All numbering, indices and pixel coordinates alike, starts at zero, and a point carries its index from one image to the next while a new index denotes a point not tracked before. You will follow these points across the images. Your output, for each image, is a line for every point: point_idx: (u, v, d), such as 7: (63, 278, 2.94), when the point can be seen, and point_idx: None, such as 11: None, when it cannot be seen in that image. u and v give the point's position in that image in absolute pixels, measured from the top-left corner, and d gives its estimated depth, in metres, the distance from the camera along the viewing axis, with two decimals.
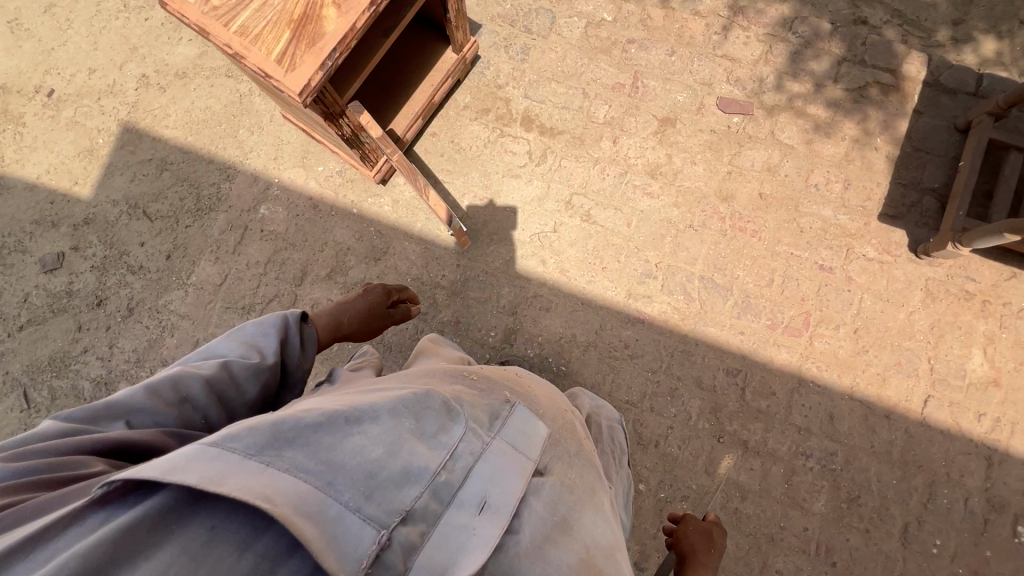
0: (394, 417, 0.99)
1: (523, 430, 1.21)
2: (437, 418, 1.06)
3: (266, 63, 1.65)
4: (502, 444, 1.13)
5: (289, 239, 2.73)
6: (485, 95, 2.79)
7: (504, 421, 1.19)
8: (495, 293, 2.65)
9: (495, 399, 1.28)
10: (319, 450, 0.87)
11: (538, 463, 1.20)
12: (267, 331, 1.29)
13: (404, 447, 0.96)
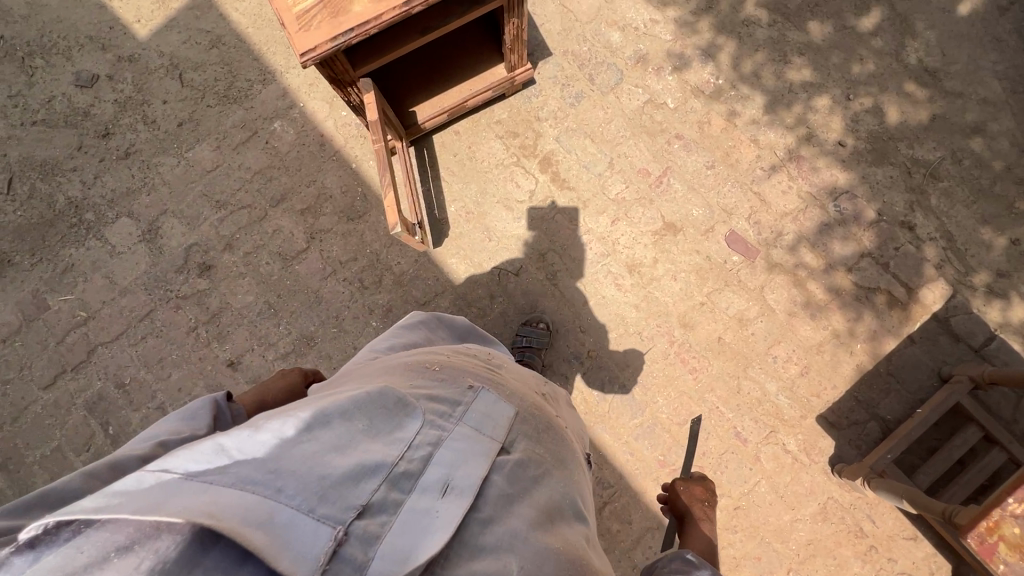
0: (342, 416, 0.98)
1: (484, 416, 1.17)
2: (389, 413, 1.04)
3: (287, 14, 1.72)
4: (466, 434, 1.11)
5: (286, 163, 2.82)
6: (521, 119, 2.78)
7: (464, 409, 1.16)
8: (434, 301, 2.68)
9: (458, 382, 1.24)
10: (261, 456, 0.86)
11: (504, 443, 1.17)
12: (197, 412, 1.19)
13: (355, 445, 0.96)
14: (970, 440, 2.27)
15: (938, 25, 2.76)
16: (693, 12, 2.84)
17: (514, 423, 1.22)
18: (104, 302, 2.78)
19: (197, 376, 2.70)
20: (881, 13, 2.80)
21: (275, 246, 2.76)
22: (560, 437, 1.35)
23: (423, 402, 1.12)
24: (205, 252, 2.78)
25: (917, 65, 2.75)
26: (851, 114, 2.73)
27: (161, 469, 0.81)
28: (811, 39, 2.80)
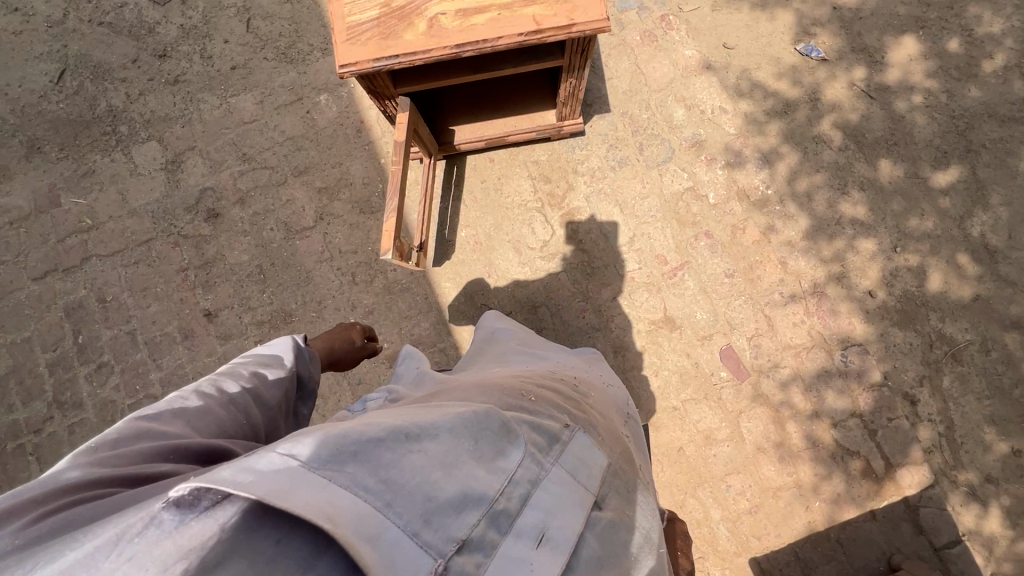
0: (459, 435, 0.93)
1: (577, 462, 1.13)
2: (495, 441, 0.99)
3: (339, 22, 1.68)
4: (562, 479, 1.06)
5: (321, 138, 2.81)
6: (557, 167, 2.71)
7: (561, 450, 1.12)
8: (416, 318, 2.66)
9: (553, 421, 1.21)
10: (383, 462, 0.81)
11: (594, 496, 1.12)
12: (282, 349, 1.29)
13: (467, 470, 0.90)
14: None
15: (1015, 204, 2.58)
16: (766, 112, 2.70)
17: (603, 475, 1.18)
18: (111, 216, 2.82)
19: (173, 316, 2.74)
20: (960, 173, 2.62)
21: (283, 215, 2.77)
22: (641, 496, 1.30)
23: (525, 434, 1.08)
24: (218, 199, 2.80)
25: (978, 238, 2.57)
26: (892, 267, 2.58)
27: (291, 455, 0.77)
28: (877, 177, 2.64)
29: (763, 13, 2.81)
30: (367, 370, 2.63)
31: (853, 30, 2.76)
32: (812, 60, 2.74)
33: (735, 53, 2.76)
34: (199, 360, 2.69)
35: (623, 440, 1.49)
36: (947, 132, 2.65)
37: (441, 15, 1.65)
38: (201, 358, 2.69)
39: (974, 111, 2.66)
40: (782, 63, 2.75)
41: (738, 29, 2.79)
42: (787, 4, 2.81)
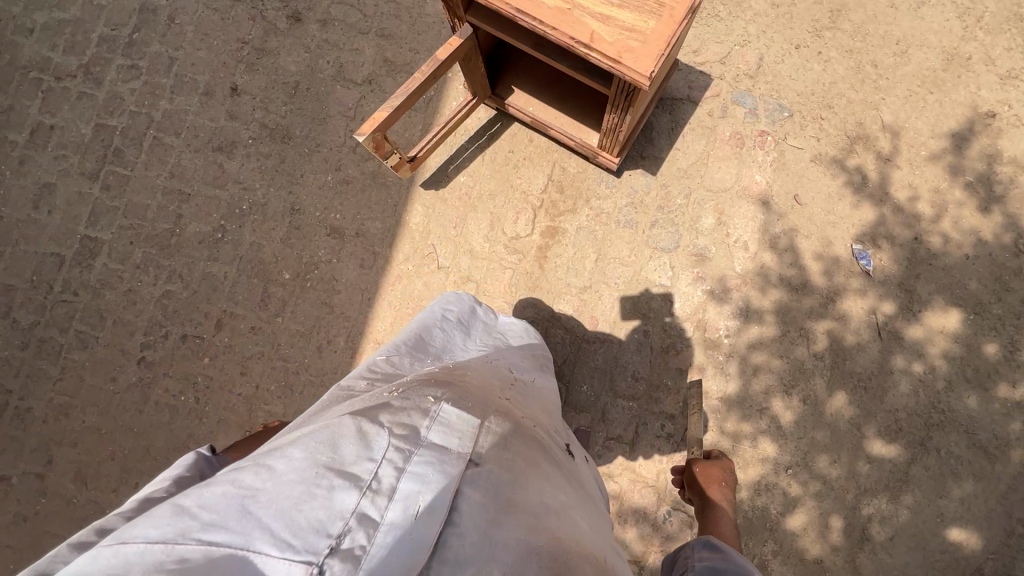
0: (309, 454, 0.90)
1: (453, 430, 1.04)
2: (349, 441, 0.93)
3: None
4: (434, 446, 0.98)
5: (419, 20, 2.90)
6: (574, 187, 2.74)
7: (431, 425, 1.02)
8: (376, 215, 2.80)
9: (419, 403, 1.10)
10: (230, 513, 0.79)
11: (474, 457, 1.05)
12: (186, 468, 1.24)
13: (330, 476, 0.86)
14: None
15: (919, 517, 2.45)
16: (778, 278, 2.63)
17: (479, 436, 1.09)
18: None
19: (209, 71, 2.97)
20: (896, 455, 2.50)
21: (345, 59, 2.91)
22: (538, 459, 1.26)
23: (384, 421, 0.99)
24: (309, 9, 2.96)
25: (863, 518, 2.47)
26: (771, 479, 2.52)
27: (118, 543, 0.76)
28: (825, 401, 2.56)
29: (853, 196, 2.68)
30: (310, 224, 2.82)
31: (915, 269, 2.61)
32: (856, 266, 2.64)
33: (797, 210, 2.67)
34: (203, 119, 2.94)
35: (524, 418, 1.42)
36: (917, 414, 2.52)
37: None
38: (204, 118, 2.94)
39: (956, 416, 2.51)
40: (828, 249, 2.65)
41: (818, 192, 2.68)
42: (879, 205, 2.66)
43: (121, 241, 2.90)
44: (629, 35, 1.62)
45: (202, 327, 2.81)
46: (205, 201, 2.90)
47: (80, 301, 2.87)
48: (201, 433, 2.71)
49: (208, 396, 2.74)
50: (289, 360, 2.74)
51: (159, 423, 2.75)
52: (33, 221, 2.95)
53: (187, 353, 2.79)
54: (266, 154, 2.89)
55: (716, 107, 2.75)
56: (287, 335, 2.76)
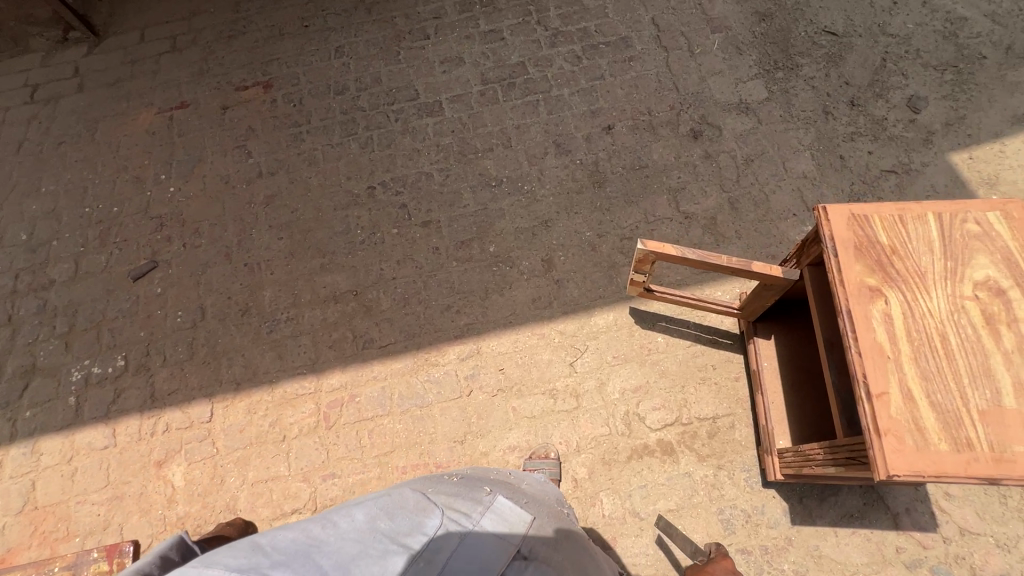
0: (369, 521, 1.32)
1: (504, 522, 1.47)
2: (407, 517, 1.35)
3: (866, 208, 1.74)
4: (488, 532, 1.39)
5: (765, 225, 3.00)
6: (722, 444, 2.53)
7: (482, 515, 1.45)
8: (582, 286, 2.93)
9: (474, 500, 1.55)
10: (301, 554, 1.22)
11: (518, 546, 1.43)
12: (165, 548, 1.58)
13: (390, 540, 1.28)
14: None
15: None
16: None
17: (524, 531, 1.49)
18: (700, 66, 3.49)
19: (611, 105, 3.42)
20: None
21: (690, 190, 3.12)
22: (580, 563, 1.61)
23: (446, 511, 1.43)
24: (710, 139, 3.25)
25: None
26: None
27: (205, 564, 1.17)
28: None
29: None
30: (542, 242, 3.07)
31: None
32: None
33: None
34: (571, 121, 3.41)
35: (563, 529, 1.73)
36: None
37: (884, 299, 1.60)
38: (573, 122, 3.40)
39: None
40: None
41: None
42: None
43: (449, 124, 3.49)
44: (911, 429, 1.45)
45: (417, 213, 3.23)
46: (513, 159, 3.33)
47: (392, 126, 3.53)
48: (339, 260, 3.13)
49: (367, 248, 3.15)
50: (427, 290, 3.00)
51: (331, 227, 3.23)
52: (431, 65, 3.71)
53: (391, 215, 3.24)
54: (575, 178, 3.23)
55: (910, 552, 2.30)
56: (445, 277, 3.03)
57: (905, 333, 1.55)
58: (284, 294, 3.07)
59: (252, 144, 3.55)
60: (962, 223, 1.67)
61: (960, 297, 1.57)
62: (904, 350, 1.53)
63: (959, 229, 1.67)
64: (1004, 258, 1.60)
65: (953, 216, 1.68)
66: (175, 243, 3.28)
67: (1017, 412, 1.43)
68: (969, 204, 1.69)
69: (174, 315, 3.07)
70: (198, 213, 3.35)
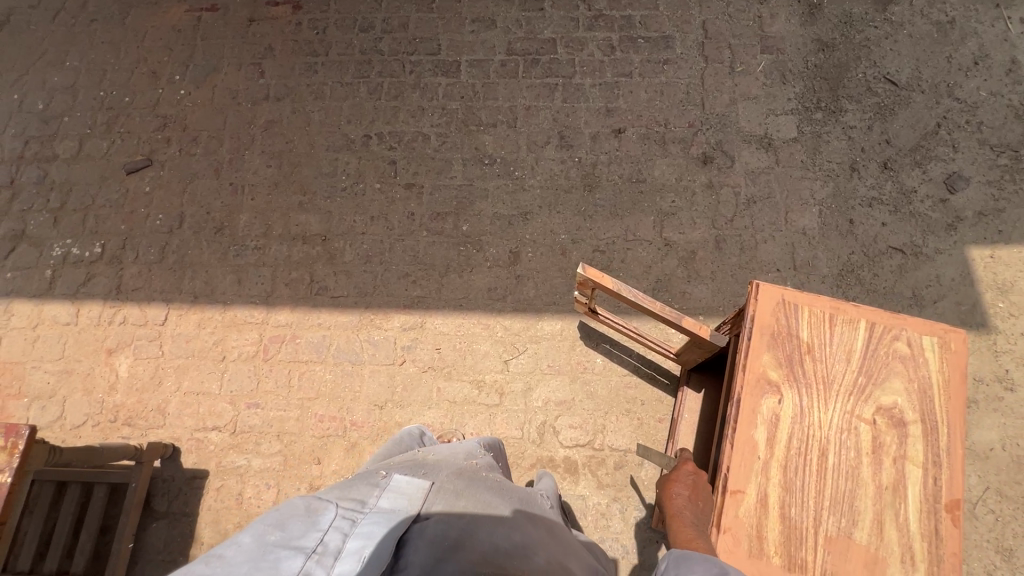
0: (256, 539, 1.04)
1: (401, 492, 1.24)
2: (297, 523, 1.09)
3: (801, 298, 1.62)
4: (382, 509, 1.17)
5: (744, 272, 2.86)
6: (624, 477, 2.53)
7: (378, 495, 1.22)
8: (539, 288, 2.89)
9: (370, 481, 1.31)
10: None
11: (420, 507, 1.21)
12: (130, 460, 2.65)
13: (277, 550, 1.01)
14: (64, 541, 2.37)
15: None
16: None
17: (426, 495, 1.27)
18: (735, 87, 3.24)
19: (629, 108, 3.24)
20: None
21: (680, 216, 2.98)
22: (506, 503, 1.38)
23: (336, 504, 1.17)
24: (719, 168, 3.06)
25: None
26: None
27: None
28: None
29: None
30: (515, 233, 3.01)
31: None
32: None
33: None
34: (583, 114, 3.25)
35: (492, 475, 1.53)
36: None
37: (778, 398, 1.52)
38: (585, 117, 3.24)
39: None
40: None
41: None
42: None
43: (461, 89, 3.38)
44: (750, 534, 1.41)
45: (403, 173, 3.20)
46: (513, 140, 3.23)
47: (405, 77, 3.44)
48: (318, 202, 3.17)
49: (346, 197, 3.16)
50: (391, 254, 3.03)
51: (319, 166, 3.25)
52: (461, 22, 3.55)
53: (379, 169, 3.22)
54: (568, 176, 3.12)
55: None
56: (411, 245, 3.03)
57: (785, 437, 1.49)
58: (258, 221, 3.15)
59: (267, 63, 3.53)
60: (892, 341, 1.55)
61: (857, 417, 1.49)
62: (777, 454, 1.48)
63: (886, 345, 1.55)
64: (919, 388, 1.49)
65: (886, 330, 1.56)
66: (173, 146, 3.35)
67: (863, 548, 1.38)
68: (906, 322, 1.57)
69: (155, 217, 3.19)
70: (200, 121, 3.40)
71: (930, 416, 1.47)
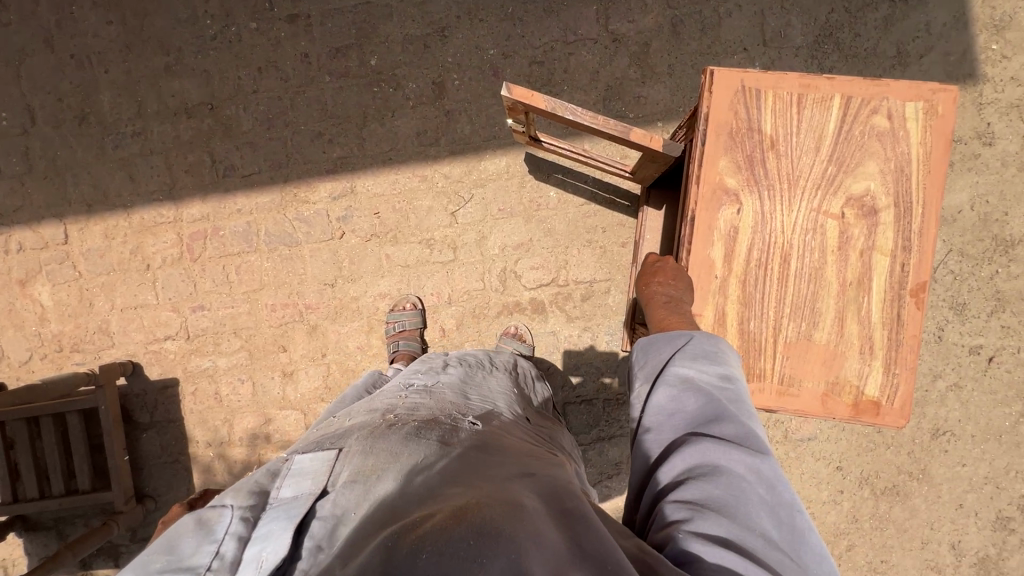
0: (138, 571, 0.88)
1: (306, 472, 1.07)
2: (190, 539, 0.91)
3: (764, 80, 1.32)
4: (284, 498, 1.00)
5: (706, 60, 2.44)
6: (593, 307, 2.50)
7: (282, 483, 1.05)
8: (475, 122, 2.50)
9: (273, 467, 1.13)
10: None
11: (331, 480, 1.04)
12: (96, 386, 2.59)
13: None
14: (60, 466, 2.43)
15: None
16: None
17: (336, 464, 1.09)
18: None
19: None
20: None
21: (628, 0, 2.44)
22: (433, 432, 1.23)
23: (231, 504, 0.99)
24: None
25: None
26: None
27: None
28: None
29: None
30: (435, 58, 2.49)
31: None
32: None
33: None
34: None
35: (412, 414, 1.33)
36: None
37: (737, 208, 1.33)
38: None
39: None
40: None
41: None
42: None
43: None
44: None
45: (281, 1, 2.52)
46: None
47: None
48: (187, 61, 2.55)
49: (220, 47, 2.54)
50: (295, 111, 2.54)
51: (171, 11, 2.54)
52: None
53: (248, 1, 2.53)
54: None
55: None
56: (316, 96, 2.53)
57: (745, 249, 1.34)
58: (125, 100, 2.58)
59: None
60: (869, 116, 1.30)
61: (824, 214, 1.31)
62: (736, 270, 1.34)
63: (862, 123, 1.30)
64: (897, 168, 1.29)
65: (864, 103, 1.30)
66: None
67: (823, 347, 1.33)
68: (889, 88, 1.29)
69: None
70: None
71: (906, 197, 1.29)
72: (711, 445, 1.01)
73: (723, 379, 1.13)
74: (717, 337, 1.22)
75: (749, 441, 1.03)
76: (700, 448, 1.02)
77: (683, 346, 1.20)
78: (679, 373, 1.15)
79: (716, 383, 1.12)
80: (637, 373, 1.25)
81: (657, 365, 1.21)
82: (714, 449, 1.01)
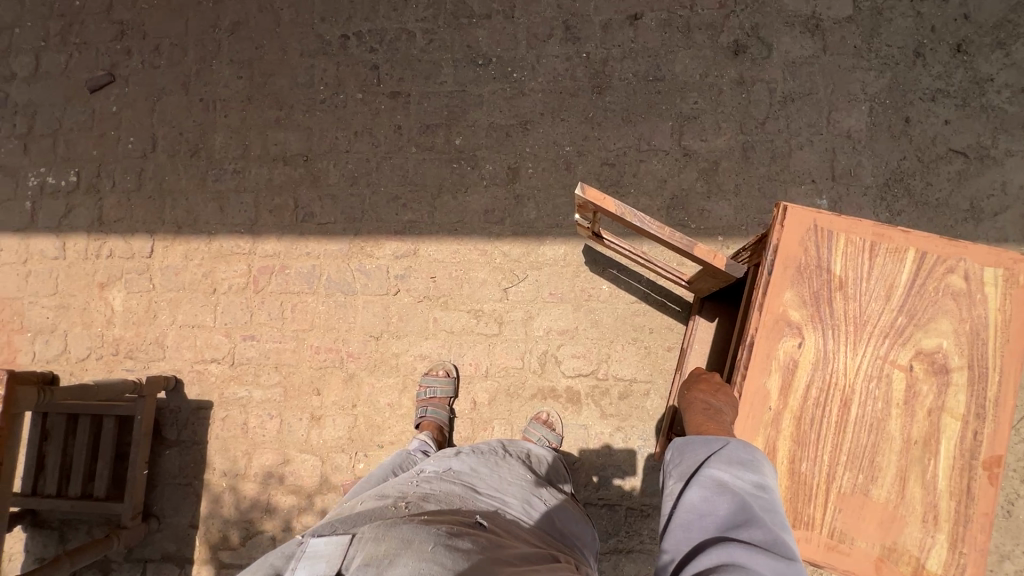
0: None
1: (319, 553, 1.06)
2: None
3: (837, 222, 1.34)
4: None
5: (773, 185, 2.52)
6: (629, 407, 2.44)
7: (294, 566, 1.05)
8: (541, 209, 2.63)
9: (289, 549, 1.13)
10: None
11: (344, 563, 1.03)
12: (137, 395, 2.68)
13: None
14: (84, 467, 2.47)
15: None
16: None
17: (349, 548, 1.08)
18: None
19: None
20: None
21: (703, 122, 2.59)
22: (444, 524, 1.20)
23: None
24: (753, 59, 2.59)
25: None
26: None
27: None
28: None
29: None
30: (514, 147, 2.68)
31: None
32: None
33: None
34: None
35: (422, 509, 1.30)
36: None
37: (798, 341, 1.31)
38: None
39: None
40: None
41: None
42: None
43: None
44: None
45: (387, 79, 2.82)
46: (510, 34, 2.75)
47: None
48: (296, 118, 2.86)
49: (327, 110, 2.84)
50: (379, 174, 2.76)
51: (293, 75, 2.89)
52: None
53: (360, 75, 2.84)
54: (574, 76, 2.69)
55: None
56: (401, 163, 2.75)
57: (803, 385, 1.30)
58: (234, 142, 2.88)
59: None
60: (944, 273, 1.29)
61: (890, 363, 1.28)
62: (792, 405, 1.30)
63: (936, 278, 1.29)
64: (972, 330, 1.26)
65: (939, 261, 1.29)
66: (133, 58, 3.00)
67: (880, 505, 1.24)
68: (967, 250, 1.29)
69: (127, 141, 2.95)
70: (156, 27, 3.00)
71: (981, 362, 1.25)
72: (740, 548, 0.96)
73: (757, 487, 1.07)
74: (753, 446, 1.16)
75: (780, 546, 0.98)
76: (726, 548, 0.97)
77: (718, 449, 1.15)
78: (713, 476, 1.09)
79: (750, 490, 1.06)
80: (669, 471, 1.19)
81: (692, 466, 1.15)
82: (741, 550, 0.95)
